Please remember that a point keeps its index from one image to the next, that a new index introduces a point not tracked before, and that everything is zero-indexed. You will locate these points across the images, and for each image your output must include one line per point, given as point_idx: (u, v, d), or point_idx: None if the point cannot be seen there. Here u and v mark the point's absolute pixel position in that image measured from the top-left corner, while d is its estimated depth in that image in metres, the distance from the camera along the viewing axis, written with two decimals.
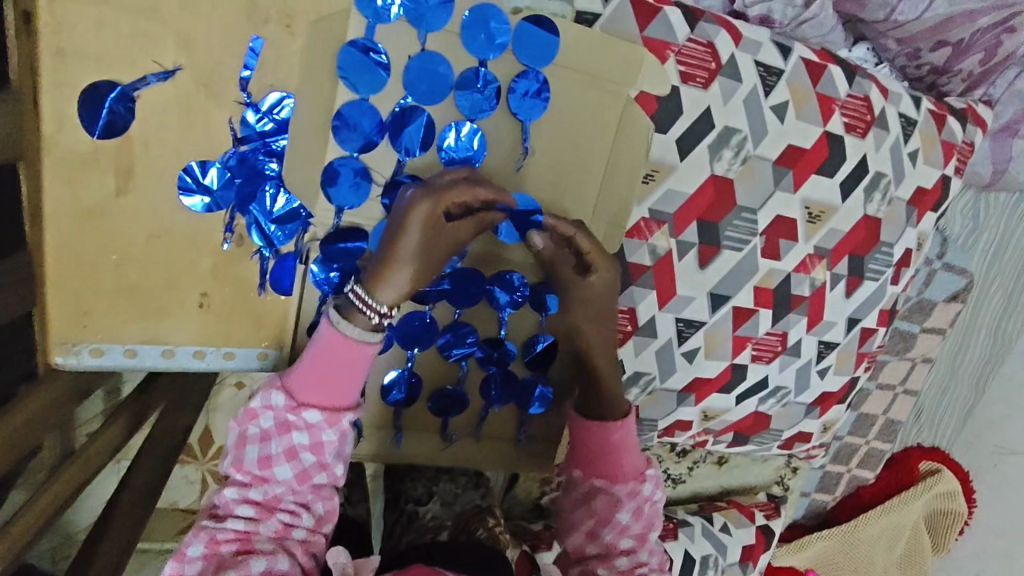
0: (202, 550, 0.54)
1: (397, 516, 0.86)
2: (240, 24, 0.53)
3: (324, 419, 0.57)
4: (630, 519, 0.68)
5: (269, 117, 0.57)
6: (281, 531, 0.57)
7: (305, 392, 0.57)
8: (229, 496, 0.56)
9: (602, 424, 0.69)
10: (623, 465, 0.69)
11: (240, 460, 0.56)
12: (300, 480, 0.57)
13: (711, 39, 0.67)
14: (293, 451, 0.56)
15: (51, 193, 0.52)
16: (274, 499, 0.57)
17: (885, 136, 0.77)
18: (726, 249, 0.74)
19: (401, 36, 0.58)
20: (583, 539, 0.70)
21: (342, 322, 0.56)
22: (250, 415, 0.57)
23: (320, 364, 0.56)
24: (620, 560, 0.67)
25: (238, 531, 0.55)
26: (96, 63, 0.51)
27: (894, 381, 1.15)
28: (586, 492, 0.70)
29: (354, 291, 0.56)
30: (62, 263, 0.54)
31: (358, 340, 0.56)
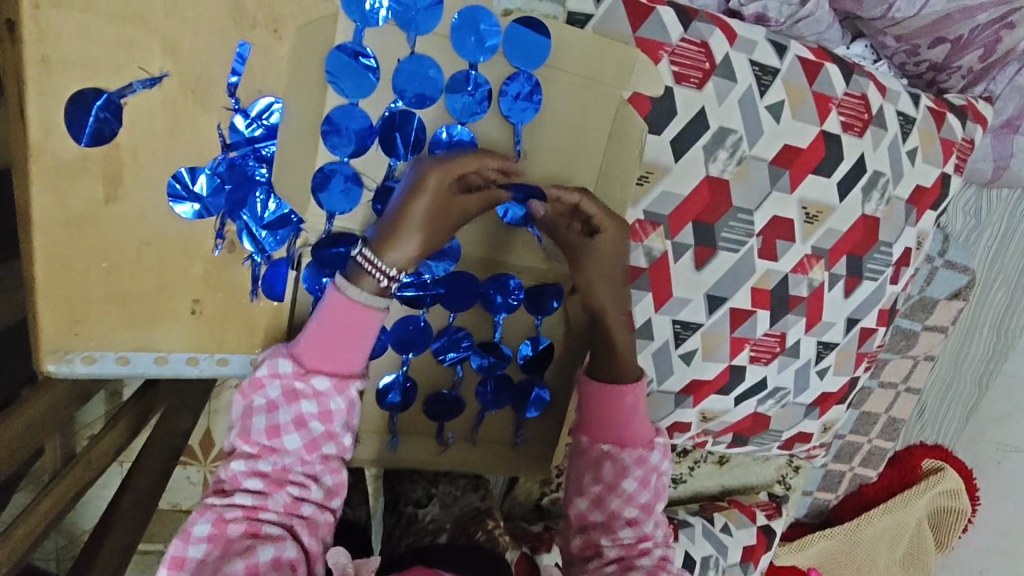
0: (209, 530, 0.51)
1: (397, 519, 0.86)
2: (227, 30, 0.53)
3: (333, 386, 0.55)
4: (636, 488, 0.65)
5: (258, 123, 0.56)
6: (289, 507, 0.54)
7: (312, 359, 0.55)
8: (236, 469, 0.54)
9: (613, 387, 0.66)
10: (631, 432, 0.66)
11: (247, 431, 0.54)
12: (309, 450, 0.55)
13: (705, 39, 0.66)
14: (301, 420, 0.54)
15: (41, 201, 0.52)
16: (283, 471, 0.54)
17: (883, 135, 0.76)
18: (722, 250, 0.73)
19: (390, 40, 0.57)
20: (586, 505, 0.67)
21: (348, 287, 0.55)
22: (256, 385, 0.55)
23: (328, 329, 0.55)
24: (624, 530, 0.64)
25: (246, 508, 0.53)
26: (82, 71, 0.50)
27: (896, 379, 1.15)
28: (591, 457, 0.67)
29: (363, 253, 0.55)
30: (53, 270, 0.54)
31: (366, 305, 0.55)
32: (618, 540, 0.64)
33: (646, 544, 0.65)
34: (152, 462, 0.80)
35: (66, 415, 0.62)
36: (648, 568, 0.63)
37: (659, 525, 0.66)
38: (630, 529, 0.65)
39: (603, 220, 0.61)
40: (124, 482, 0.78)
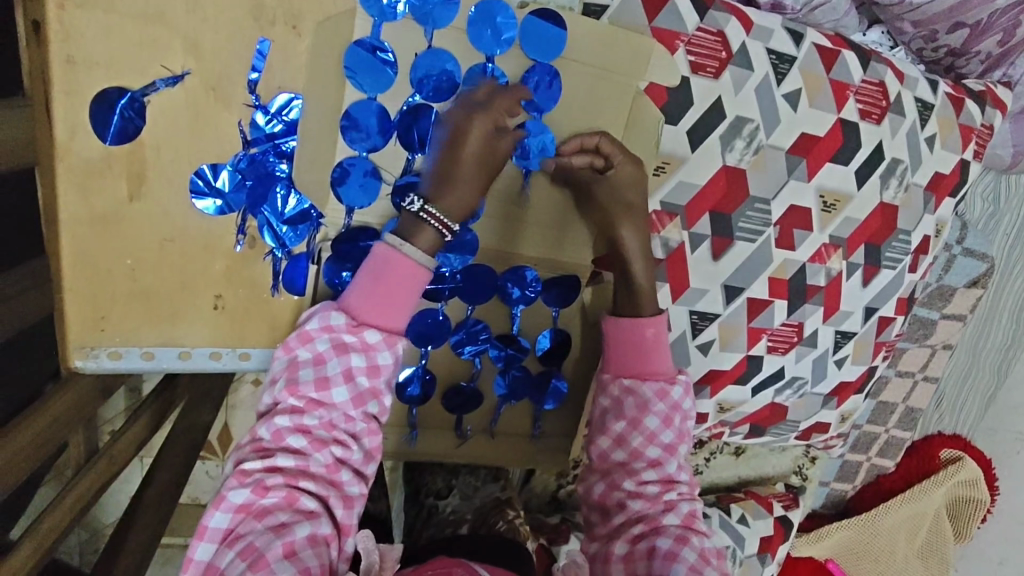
0: (247, 496, 0.52)
1: (418, 510, 0.89)
2: (247, 26, 0.53)
3: (383, 340, 0.56)
4: (659, 425, 0.66)
5: (279, 118, 0.57)
6: (331, 467, 0.55)
7: (364, 312, 0.56)
8: (281, 424, 0.54)
9: (635, 320, 0.66)
10: (653, 366, 0.67)
11: (295, 383, 0.55)
12: (354, 405, 0.56)
13: (721, 28, 0.66)
14: (350, 373, 0.55)
15: (67, 199, 0.53)
16: (328, 426, 0.55)
17: (901, 122, 0.75)
18: (739, 241, 0.73)
19: (408, 34, 0.57)
20: (608, 445, 0.67)
21: (404, 245, 0.55)
22: (305, 338, 0.56)
23: (380, 284, 0.55)
24: (648, 473, 0.65)
25: (286, 474, 0.53)
26: (105, 70, 0.51)
27: (913, 368, 1.14)
28: (612, 392, 0.68)
29: (427, 210, 0.55)
30: (77, 267, 0.55)
31: (417, 261, 0.55)
32: (645, 486, 0.65)
33: (671, 495, 0.65)
34: (175, 454, 0.81)
35: (91, 410, 0.64)
36: (675, 523, 0.63)
37: (682, 468, 0.67)
38: (653, 471, 0.65)
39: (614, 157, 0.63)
40: (148, 474, 0.80)
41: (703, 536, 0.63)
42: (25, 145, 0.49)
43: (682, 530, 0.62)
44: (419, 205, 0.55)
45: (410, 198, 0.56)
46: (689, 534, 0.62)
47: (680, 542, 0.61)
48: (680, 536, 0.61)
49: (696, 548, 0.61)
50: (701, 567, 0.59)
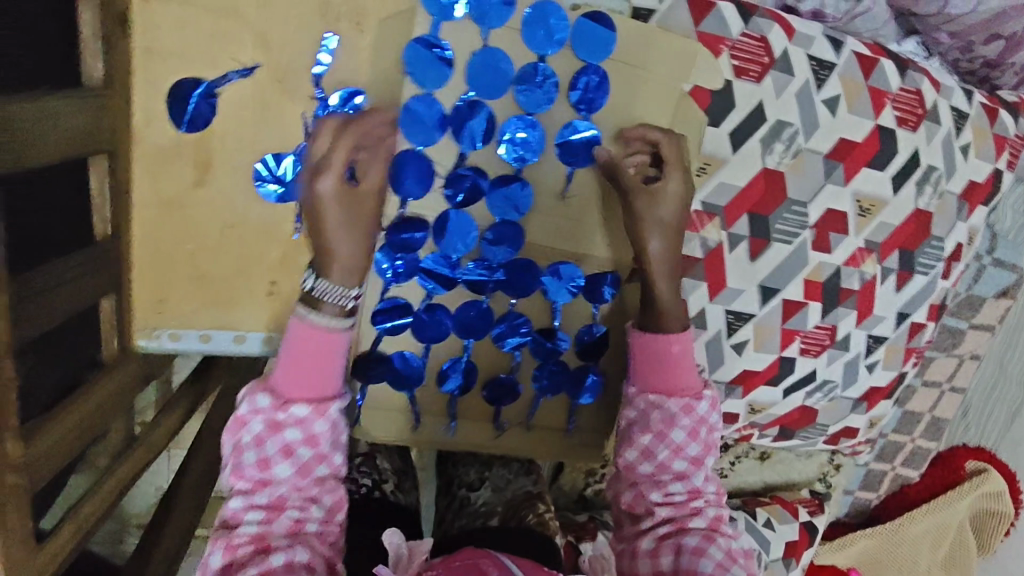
0: (220, 560, 0.53)
1: (450, 500, 0.91)
2: (314, 22, 0.55)
3: (313, 411, 0.56)
4: (685, 439, 0.66)
5: (338, 111, 0.58)
6: (293, 528, 0.56)
7: (288, 388, 0.56)
8: (236, 505, 0.55)
9: (660, 334, 0.66)
10: (679, 381, 0.67)
11: (239, 467, 0.56)
12: (302, 474, 0.56)
13: (764, 34, 0.68)
14: (288, 448, 0.56)
15: (141, 183, 0.56)
16: (281, 498, 0.56)
17: (937, 129, 0.76)
18: (777, 242, 0.73)
19: (466, 33, 0.59)
20: (636, 457, 0.67)
21: (309, 315, 0.56)
22: (239, 423, 0.56)
23: (296, 359, 0.56)
24: (674, 483, 0.66)
25: (252, 535, 0.55)
26: (177, 60, 0.53)
27: (940, 379, 1.16)
28: (638, 405, 0.68)
29: (319, 286, 0.56)
30: (145, 248, 0.58)
31: (328, 328, 0.56)
32: (671, 495, 0.65)
33: (698, 502, 0.65)
34: (213, 443, 0.83)
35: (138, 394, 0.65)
36: (701, 527, 0.64)
37: (709, 479, 0.67)
38: (679, 482, 0.66)
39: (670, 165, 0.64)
40: (185, 462, 0.82)
41: (729, 539, 0.64)
42: (100, 130, 0.51)
43: (708, 531, 0.64)
44: (310, 280, 0.56)
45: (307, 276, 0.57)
46: (715, 535, 0.63)
47: (707, 541, 0.62)
48: (706, 535, 0.63)
49: (722, 547, 0.62)
50: (727, 566, 0.60)
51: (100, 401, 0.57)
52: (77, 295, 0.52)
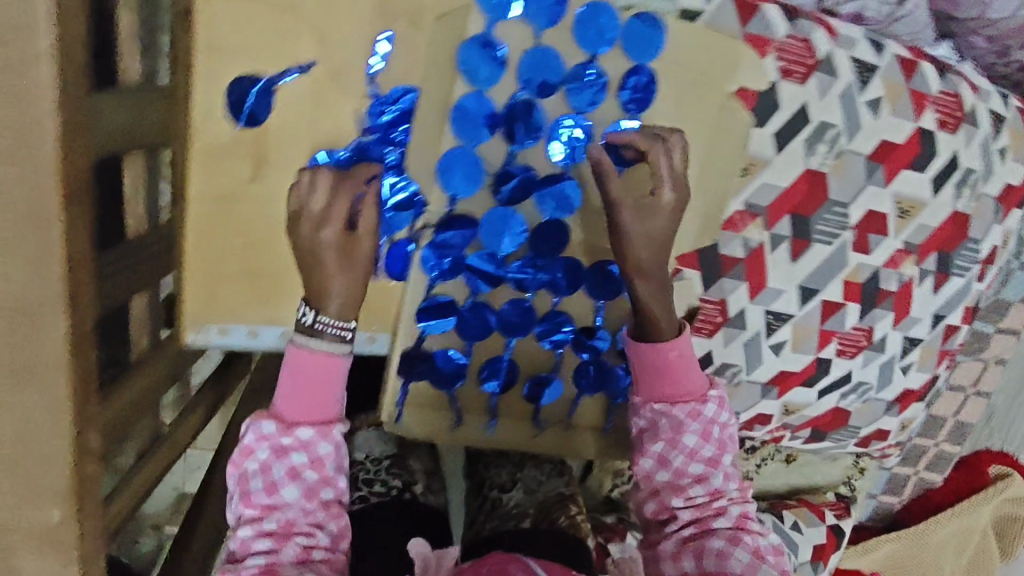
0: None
1: (481, 502, 0.90)
2: (372, 20, 0.56)
3: (316, 434, 0.58)
4: (697, 441, 0.65)
5: (392, 107, 0.58)
6: (301, 556, 0.56)
7: (291, 414, 0.57)
8: (244, 534, 0.56)
9: (653, 344, 0.65)
10: (682, 388, 0.66)
11: (247, 495, 0.56)
12: (308, 498, 0.57)
13: (809, 36, 0.68)
14: (295, 472, 0.57)
15: (197, 178, 0.57)
16: (288, 524, 0.56)
17: (976, 132, 0.76)
18: (817, 243, 0.74)
19: (519, 32, 0.59)
20: (651, 466, 0.66)
21: (309, 340, 0.57)
22: (246, 451, 0.57)
23: (295, 384, 0.57)
24: (694, 487, 0.64)
25: (261, 565, 0.54)
26: (239, 58, 0.54)
27: (965, 382, 1.17)
28: (646, 415, 0.67)
29: (321, 319, 0.57)
30: (199, 242, 0.59)
31: (328, 352, 0.57)
32: (692, 500, 0.64)
33: (721, 501, 0.64)
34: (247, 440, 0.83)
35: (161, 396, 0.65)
36: (726, 527, 0.63)
37: (728, 478, 0.66)
38: (699, 485, 0.64)
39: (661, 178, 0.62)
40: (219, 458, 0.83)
41: (756, 537, 0.63)
42: (143, 127, 0.51)
43: (734, 531, 0.63)
44: (313, 314, 0.57)
45: (304, 310, 0.58)
46: (741, 534, 0.63)
47: (733, 542, 0.61)
48: (732, 537, 0.62)
49: (749, 547, 0.62)
50: (756, 567, 0.60)
51: (132, 398, 0.57)
52: (118, 288, 0.53)
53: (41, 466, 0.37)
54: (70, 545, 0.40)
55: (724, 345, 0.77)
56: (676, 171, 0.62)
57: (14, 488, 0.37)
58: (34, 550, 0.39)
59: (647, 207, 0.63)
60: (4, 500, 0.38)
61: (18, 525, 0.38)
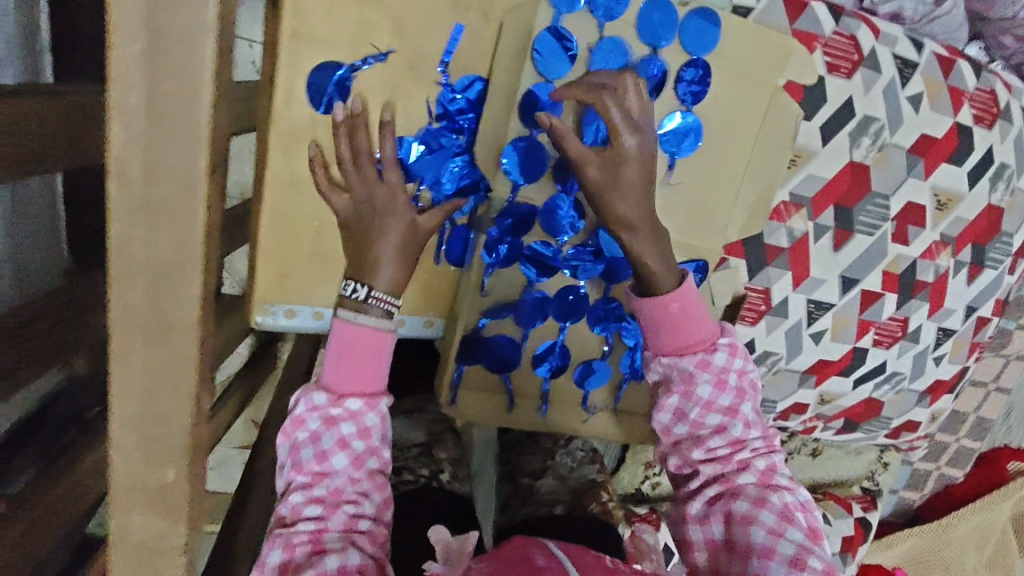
0: (281, 556, 0.53)
1: (513, 488, 0.90)
2: (447, 12, 0.58)
3: (365, 403, 0.58)
4: (713, 392, 0.65)
5: (461, 96, 0.62)
6: (348, 524, 0.55)
7: (341, 382, 0.58)
8: (294, 501, 0.55)
9: (653, 296, 0.65)
10: (689, 337, 0.65)
11: (297, 463, 0.56)
12: (355, 467, 0.57)
13: (853, 33, 0.71)
14: (344, 441, 0.56)
15: (274, 162, 0.59)
16: (337, 492, 0.56)
17: (1010, 129, 0.79)
18: (859, 234, 0.76)
19: (584, 25, 0.60)
20: (669, 420, 0.67)
21: (358, 316, 0.57)
22: (297, 421, 0.57)
23: (343, 353, 0.57)
24: (713, 439, 0.64)
25: (310, 532, 0.54)
26: (324, 45, 0.56)
27: (986, 378, 1.19)
28: (657, 369, 0.67)
29: (374, 297, 0.58)
30: (273, 223, 0.61)
31: (377, 326, 0.58)
32: (715, 453, 0.65)
33: (744, 454, 0.64)
34: None
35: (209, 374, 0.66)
36: (752, 482, 0.64)
37: (750, 425, 0.66)
38: (719, 437, 0.65)
39: (621, 127, 0.58)
40: None
41: (783, 492, 0.63)
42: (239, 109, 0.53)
43: (761, 489, 0.63)
44: (367, 291, 0.58)
45: (354, 286, 0.58)
46: (767, 493, 0.63)
47: (758, 504, 0.61)
48: (758, 498, 0.62)
49: (777, 507, 0.61)
50: (782, 528, 0.60)
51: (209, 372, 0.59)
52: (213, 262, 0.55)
53: (164, 425, 0.40)
54: (180, 504, 0.42)
55: (767, 334, 0.80)
56: (631, 114, 0.59)
57: (138, 446, 0.40)
58: (149, 505, 0.42)
59: (615, 163, 0.60)
60: (128, 457, 0.41)
61: (136, 482, 0.41)
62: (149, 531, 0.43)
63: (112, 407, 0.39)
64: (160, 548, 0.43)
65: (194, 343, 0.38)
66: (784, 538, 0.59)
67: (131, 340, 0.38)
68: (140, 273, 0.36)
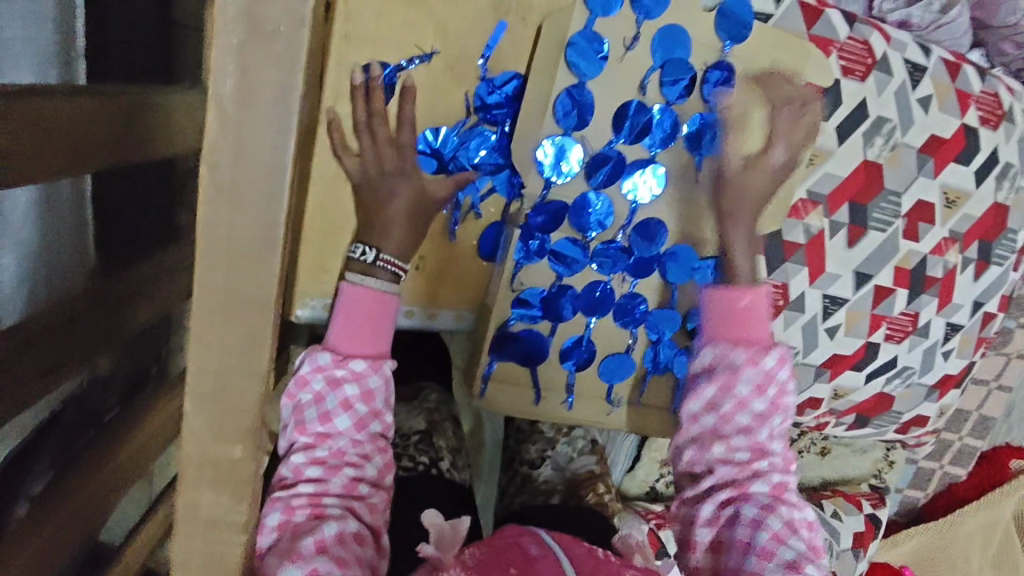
0: (280, 518, 0.57)
1: (511, 476, 0.94)
2: (488, 14, 0.61)
3: (368, 366, 0.62)
4: (751, 394, 0.68)
5: (498, 91, 0.64)
6: (347, 487, 0.60)
7: (345, 345, 0.62)
8: (297, 461, 0.59)
9: (732, 287, 0.70)
10: (749, 333, 0.69)
11: (302, 423, 0.60)
12: (357, 429, 0.61)
13: (866, 38, 0.74)
14: (347, 403, 0.60)
15: (320, 157, 0.61)
16: (338, 454, 0.60)
17: (1014, 130, 0.83)
18: (873, 230, 0.79)
19: (621, 23, 0.63)
20: (699, 409, 0.70)
21: (365, 279, 0.63)
22: (302, 382, 0.60)
23: (350, 316, 0.62)
24: (737, 438, 0.68)
25: (310, 494, 0.59)
26: (370, 46, 0.58)
27: (988, 376, 1.22)
28: (705, 357, 0.71)
29: (382, 258, 0.63)
30: (316, 218, 0.63)
31: (383, 290, 0.63)
32: (737, 453, 0.68)
33: (761, 463, 0.68)
34: None
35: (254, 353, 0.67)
36: (765, 492, 0.67)
37: (774, 435, 0.69)
38: (743, 438, 0.68)
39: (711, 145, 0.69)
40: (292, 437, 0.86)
41: (792, 506, 0.67)
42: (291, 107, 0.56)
43: (770, 499, 0.67)
44: (375, 254, 0.63)
45: (362, 249, 0.63)
46: (777, 504, 0.66)
47: (766, 511, 0.66)
48: (767, 505, 0.66)
49: (784, 518, 0.66)
50: (786, 534, 0.64)
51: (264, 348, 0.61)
52: None
53: (233, 403, 0.42)
54: (245, 481, 0.44)
55: (785, 328, 0.81)
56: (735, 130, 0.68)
57: (206, 424, 0.42)
58: (217, 483, 0.43)
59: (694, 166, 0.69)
60: (198, 434, 0.42)
61: (204, 460, 0.43)
62: (215, 509, 0.44)
63: (187, 385, 0.41)
64: (220, 525, 0.45)
65: (268, 324, 0.40)
66: (784, 544, 0.64)
67: (211, 318, 0.39)
68: (223, 256, 0.38)
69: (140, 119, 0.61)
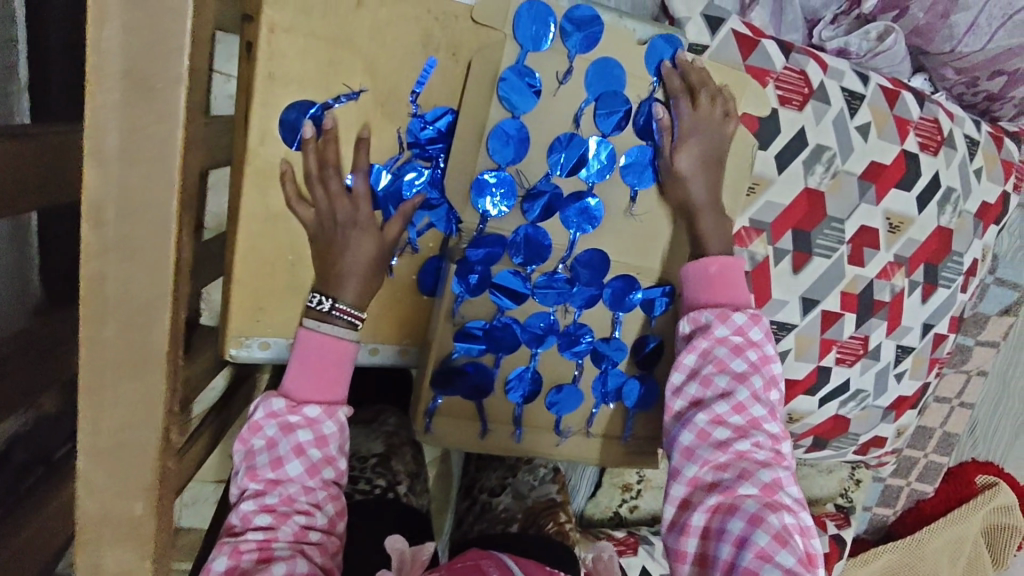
0: (226, 563, 0.55)
1: (470, 503, 0.94)
2: (417, 52, 0.61)
3: (322, 412, 0.62)
4: (730, 356, 0.67)
5: (431, 126, 0.64)
6: (298, 535, 0.58)
7: (301, 391, 0.62)
8: (246, 508, 0.58)
9: (697, 257, 0.69)
10: (721, 298, 0.68)
11: (253, 469, 0.59)
12: (310, 475, 0.60)
13: (803, 68, 0.75)
14: (300, 448, 0.60)
15: (248, 196, 0.60)
16: (289, 500, 0.59)
17: (955, 154, 0.84)
18: (817, 256, 0.80)
19: (553, 58, 0.64)
20: (681, 378, 0.68)
21: (321, 324, 0.62)
22: (255, 427, 0.60)
23: (308, 363, 0.62)
24: (719, 404, 0.65)
25: (259, 540, 0.56)
26: (296, 86, 0.58)
27: (950, 394, 1.22)
28: (684, 325, 0.70)
29: (337, 308, 0.62)
30: (249, 258, 0.62)
31: (339, 336, 0.63)
32: (722, 421, 0.65)
33: (745, 445, 0.64)
34: None
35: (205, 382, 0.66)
36: (753, 494, 0.61)
37: (757, 403, 0.66)
38: (727, 409, 0.65)
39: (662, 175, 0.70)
40: None
41: (783, 512, 0.60)
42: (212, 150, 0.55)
43: (760, 507, 0.60)
44: (331, 303, 0.62)
45: (319, 297, 0.63)
46: (767, 512, 0.59)
47: (753, 524, 0.58)
48: (754, 516, 0.59)
49: (772, 528, 0.58)
50: (773, 551, 0.57)
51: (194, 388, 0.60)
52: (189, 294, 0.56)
53: (132, 459, 0.42)
54: (147, 540, 0.43)
55: None
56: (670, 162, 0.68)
57: (107, 482, 0.42)
58: (119, 541, 0.43)
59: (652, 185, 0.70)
60: (100, 492, 0.42)
61: (105, 517, 0.42)
62: (118, 567, 0.43)
63: (80, 442, 0.41)
64: None
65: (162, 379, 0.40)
66: (770, 563, 0.56)
67: (106, 373, 0.40)
68: (120, 308, 0.39)
69: (71, 161, 0.60)
